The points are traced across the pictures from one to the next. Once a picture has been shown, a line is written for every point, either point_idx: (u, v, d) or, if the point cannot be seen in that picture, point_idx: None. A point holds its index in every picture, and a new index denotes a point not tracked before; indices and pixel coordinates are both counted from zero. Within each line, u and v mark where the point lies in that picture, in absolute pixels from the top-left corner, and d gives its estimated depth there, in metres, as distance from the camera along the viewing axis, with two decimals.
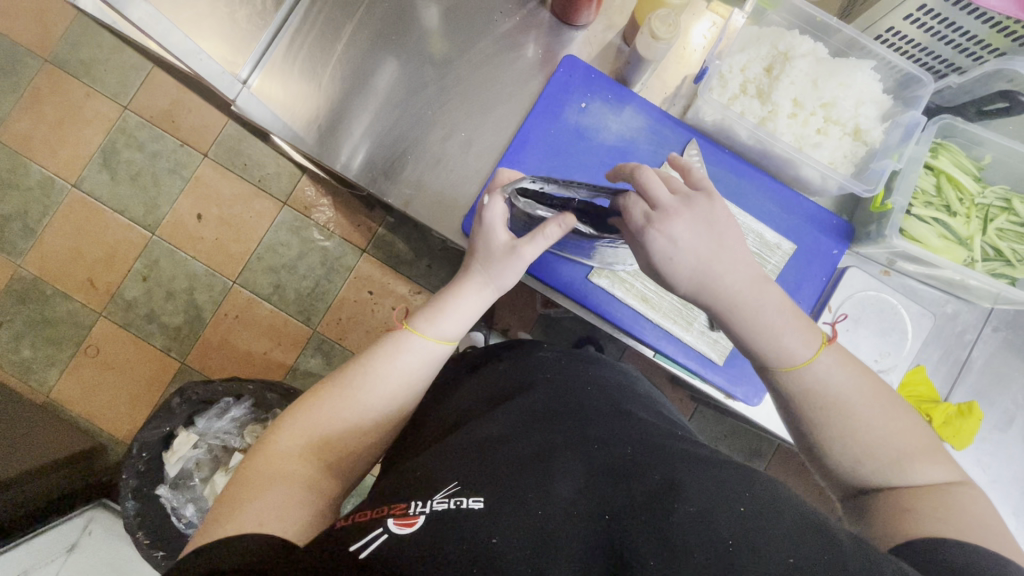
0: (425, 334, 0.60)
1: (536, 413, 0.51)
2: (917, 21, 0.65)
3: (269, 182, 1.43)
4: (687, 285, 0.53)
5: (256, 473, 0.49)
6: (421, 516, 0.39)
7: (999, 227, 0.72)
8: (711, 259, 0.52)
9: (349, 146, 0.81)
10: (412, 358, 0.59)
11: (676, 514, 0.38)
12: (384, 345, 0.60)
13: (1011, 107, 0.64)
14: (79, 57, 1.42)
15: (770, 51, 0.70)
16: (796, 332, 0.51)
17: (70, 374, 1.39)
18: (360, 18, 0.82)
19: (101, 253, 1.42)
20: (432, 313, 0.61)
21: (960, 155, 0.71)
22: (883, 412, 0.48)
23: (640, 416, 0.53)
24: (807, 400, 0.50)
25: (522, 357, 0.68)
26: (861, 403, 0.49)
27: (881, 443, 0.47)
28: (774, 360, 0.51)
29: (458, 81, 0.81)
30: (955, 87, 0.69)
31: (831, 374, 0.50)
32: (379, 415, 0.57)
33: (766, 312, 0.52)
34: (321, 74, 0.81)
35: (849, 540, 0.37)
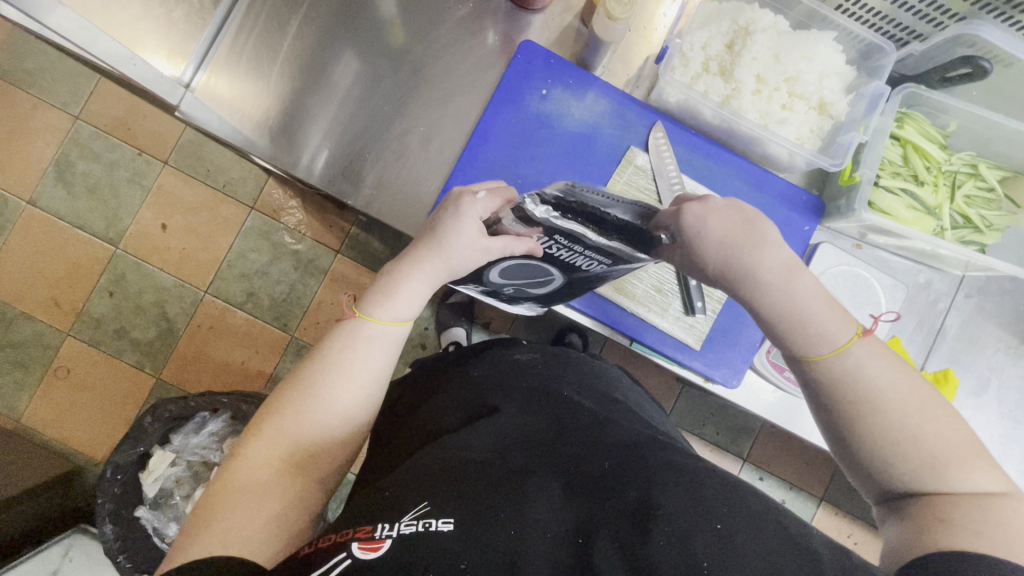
0: (382, 319, 0.55)
1: (513, 426, 0.49)
2: None
3: (234, 186, 1.39)
4: (716, 261, 0.50)
5: (221, 489, 0.47)
6: (388, 540, 0.38)
7: (967, 194, 0.72)
8: (738, 236, 0.50)
9: (303, 147, 0.78)
10: (371, 349, 0.54)
11: (652, 534, 0.37)
12: (338, 336, 0.54)
13: (974, 73, 0.63)
14: (22, 66, 1.35)
15: (731, 27, 0.68)
16: (829, 318, 0.47)
17: (41, 398, 1.34)
18: (306, 11, 0.78)
19: (63, 270, 1.36)
20: (382, 295, 0.56)
21: (924, 124, 0.70)
22: (928, 412, 0.44)
23: (618, 424, 0.52)
24: (831, 391, 0.47)
25: (498, 361, 0.67)
26: (896, 399, 0.44)
27: (917, 443, 0.43)
28: (802, 348, 0.48)
29: (414, 73, 0.78)
30: (917, 55, 0.68)
31: (864, 367, 0.45)
32: (349, 421, 0.53)
33: (799, 296, 0.48)
34: (270, 73, 0.77)
35: (826, 549, 0.38)
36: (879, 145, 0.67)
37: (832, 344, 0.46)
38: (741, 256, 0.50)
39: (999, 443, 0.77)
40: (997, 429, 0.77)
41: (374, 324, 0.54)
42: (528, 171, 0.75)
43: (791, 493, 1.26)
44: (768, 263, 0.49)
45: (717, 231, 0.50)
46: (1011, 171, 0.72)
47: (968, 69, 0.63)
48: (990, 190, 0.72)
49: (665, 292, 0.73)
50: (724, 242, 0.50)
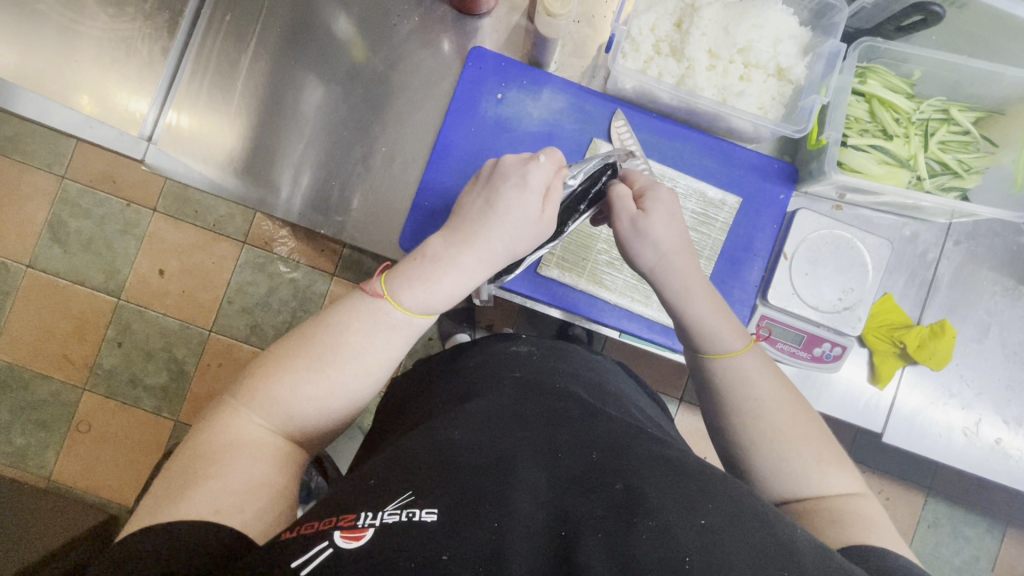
0: (411, 310, 0.54)
1: (504, 415, 0.49)
2: None
3: (224, 224, 1.40)
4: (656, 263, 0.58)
5: (210, 442, 0.47)
6: (370, 529, 0.37)
7: (941, 140, 0.70)
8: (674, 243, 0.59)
9: (271, 182, 0.79)
10: (385, 331, 0.54)
11: (637, 530, 0.37)
12: (360, 311, 0.54)
13: (928, 19, 0.61)
14: (3, 134, 1.37)
15: (677, 5, 0.68)
16: (730, 326, 0.56)
17: (67, 453, 1.38)
18: (255, 47, 0.78)
19: (71, 328, 1.39)
20: (420, 286, 0.54)
21: (888, 76, 0.69)
22: (803, 418, 0.51)
23: (610, 414, 0.52)
24: (733, 388, 0.53)
25: (492, 353, 0.67)
26: (786, 404, 0.51)
27: (799, 438, 0.49)
28: (714, 348, 0.55)
29: (369, 94, 0.78)
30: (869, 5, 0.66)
31: (756, 372, 0.53)
32: (351, 396, 0.53)
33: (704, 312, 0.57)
34: (228, 112, 0.78)
35: (808, 549, 0.38)
36: (841, 103, 0.66)
37: (732, 343, 0.55)
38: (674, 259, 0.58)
39: (1009, 387, 0.76)
40: (1003, 373, 0.76)
41: (398, 307, 0.54)
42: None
43: None
44: (688, 270, 0.58)
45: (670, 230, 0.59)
46: (986, 110, 0.70)
47: (921, 16, 0.61)
48: (965, 133, 0.70)
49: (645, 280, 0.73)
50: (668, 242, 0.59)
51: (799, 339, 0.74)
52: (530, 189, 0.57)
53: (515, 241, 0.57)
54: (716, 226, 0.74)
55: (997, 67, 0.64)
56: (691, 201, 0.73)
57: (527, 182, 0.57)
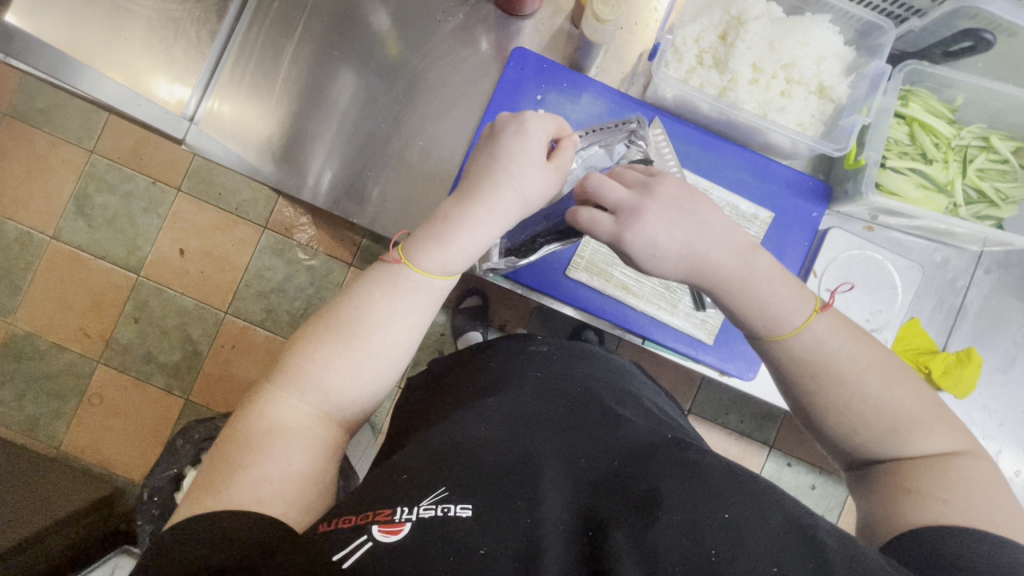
0: (433, 273, 0.54)
1: (530, 414, 0.50)
2: None
3: (246, 208, 1.42)
4: (677, 269, 0.52)
5: (250, 426, 0.47)
6: (407, 523, 0.38)
7: (979, 167, 0.70)
8: (690, 241, 0.51)
9: (308, 170, 0.80)
10: (412, 296, 0.54)
11: (659, 523, 0.37)
12: (379, 279, 0.54)
13: (977, 46, 0.61)
14: (36, 107, 1.39)
15: (722, 18, 0.68)
16: (787, 299, 0.51)
17: (78, 425, 1.39)
18: (301, 35, 0.79)
19: (90, 301, 1.41)
20: (433, 244, 0.54)
21: (930, 100, 0.69)
22: (882, 378, 0.48)
23: (634, 418, 0.52)
24: (791, 367, 0.50)
25: (513, 352, 0.67)
26: (867, 373, 0.48)
27: (878, 410, 0.47)
28: (764, 327, 0.51)
29: (409, 88, 0.79)
30: (913, 26, 0.65)
31: (824, 344, 0.49)
32: (381, 371, 0.53)
33: (754, 282, 0.51)
34: (270, 96, 0.79)
35: (833, 540, 0.37)
36: (884, 125, 0.66)
37: (788, 321, 0.50)
38: (702, 250, 0.51)
39: None
40: None
41: (421, 272, 0.54)
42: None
43: (820, 478, 1.24)
44: (721, 257, 0.51)
45: (671, 247, 0.51)
46: None
47: (970, 42, 0.61)
48: (1005, 162, 0.70)
49: (673, 288, 0.72)
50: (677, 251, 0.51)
51: None
52: (529, 131, 0.56)
53: (525, 186, 0.56)
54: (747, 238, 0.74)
55: None
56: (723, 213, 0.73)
57: (526, 129, 0.57)
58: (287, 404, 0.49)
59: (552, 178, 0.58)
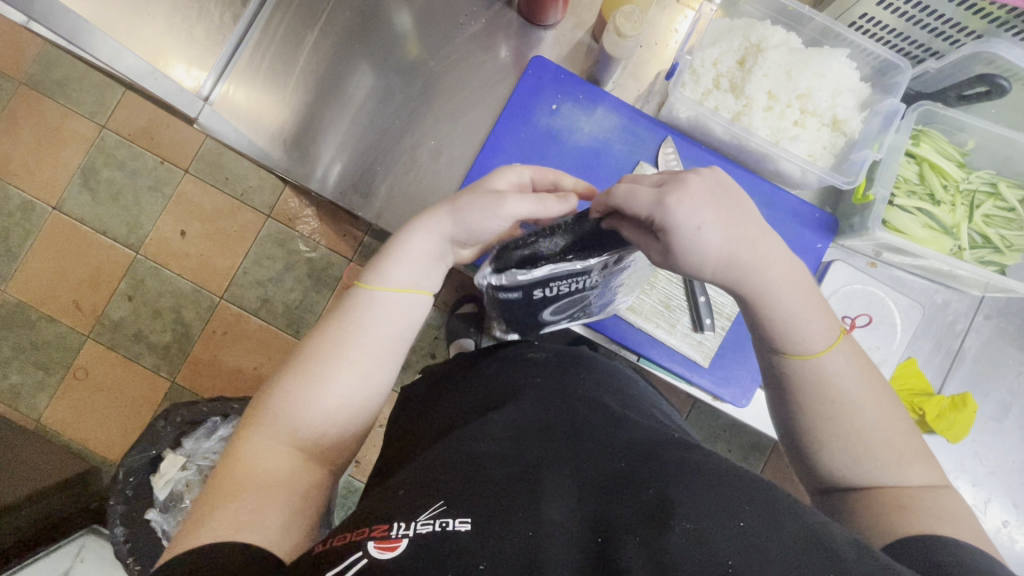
0: (379, 285, 0.56)
1: (529, 425, 0.49)
2: (892, 7, 0.62)
3: (252, 195, 1.42)
4: (716, 266, 0.47)
5: (228, 471, 0.47)
6: (405, 539, 0.37)
7: (985, 213, 0.70)
8: (736, 235, 0.46)
9: (317, 160, 0.79)
10: (372, 314, 0.55)
11: (674, 532, 0.36)
12: (341, 309, 0.56)
13: (991, 92, 0.61)
14: (53, 77, 1.40)
15: (742, 43, 0.68)
16: (819, 322, 0.48)
17: (60, 399, 1.37)
18: (323, 26, 0.80)
19: (86, 274, 1.40)
20: (378, 262, 0.58)
21: (941, 142, 0.69)
22: (886, 411, 0.48)
23: (635, 425, 0.51)
24: (808, 391, 0.48)
25: (513, 359, 0.67)
26: (873, 405, 0.48)
27: (882, 442, 0.47)
28: (791, 347, 0.48)
29: (426, 87, 0.79)
30: (930, 68, 0.66)
31: (841, 371, 0.48)
32: (353, 391, 0.53)
33: (790, 299, 0.48)
34: (286, 84, 0.79)
35: (852, 553, 0.35)
36: (894, 163, 0.67)
37: (813, 344, 0.48)
38: (744, 251, 0.46)
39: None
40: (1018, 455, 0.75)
41: (377, 293, 0.56)
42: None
43: None
44: (766, 258, 0.47)
45: (718, 235, 0.46)
46: None
47: (985, 87, 0.62)
48: (1011, 209, 0.70)
49: (673, 308, 0.72)
50: (722, 245, 0.46)
51: None
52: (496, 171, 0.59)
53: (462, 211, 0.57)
54: None
55: None
56: None
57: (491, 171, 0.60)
58: (260, 441, 0.49)
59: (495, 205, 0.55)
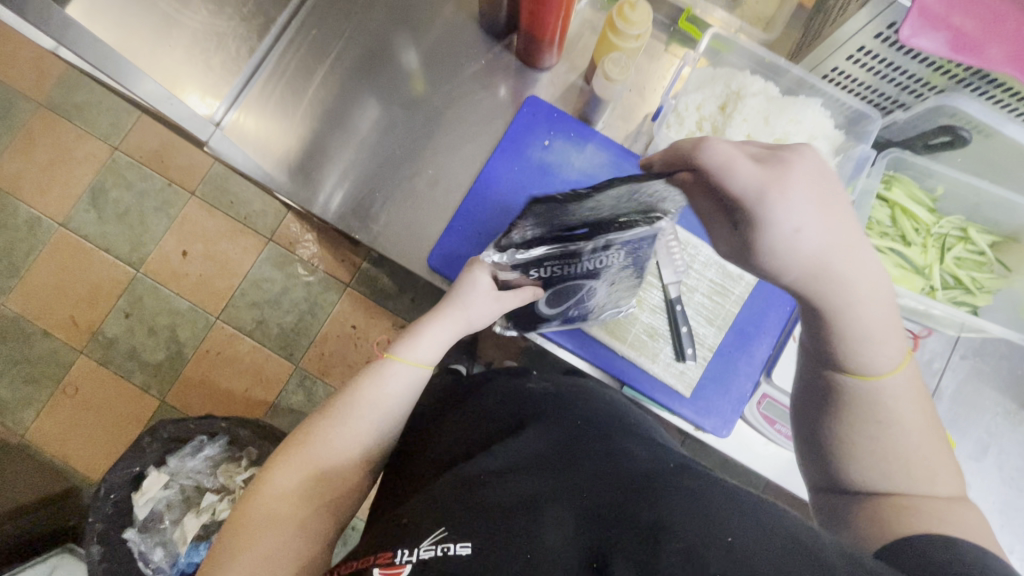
0: (405, 360, 0.63)
1: (533, 453, 0.51)
2: (859, 62, 0.66)
3: (255, 219, 1.45)
4: (803, 272, 0.47)
5: (248, 515, 0.54)
6: (407, 565, 0.42)
7: (957, 256, 0.74)
8: (834, 242, 0.46)
9: (319, 184, 0.83)
10: (394, 382, 0.62)
11: (665, 554, 0.37)
12: (368, 373, 0.63)
13: (954, 142, 0.65)
14: (72, 100, 1.46)
15: (723, 90, 0.73)
16: (887, 345, 0.48)
17: (48, 414, 1.37)
18: (333, 61, 0.85)
19: (85, 291, 1.42)
20: (408, 338, 0.65)
21: (912, 187, 0.73)
22: (926, 433, 0.49)
23: (637, 449, 0.52)
24: (864, 411, 0.49)
25: (514, 389, 0.68)
26: (921, 429, 0.49)
27: (926, 465, 0.48)
28: (854, 366, 0.49)
29: (426, 120, 0.84)
30: (897, 117, 0.70)
31: (898, 393, 0.49)
32: (364, 448, 0.60)
33: (869, 316, 0.47)
34: (294, 112, 0.83)
35: (840, 561, 0.37)
36: (865, 206, 0.71)
37: (880, 366, 0.48)
38: (834, 263, 0.46)
39: (1005, 512, 0.75)
40: (999, 497, 0.75)
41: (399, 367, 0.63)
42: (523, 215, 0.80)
43: None
44: (856, 271, 0.47)
45: (818, 237, 0.46)
46: (1000, 236, 0.74)
47: (947, 138, 0.66)
48: (981, 253, 0.74)
49: (656, 337, 0.74)
50: (820, 249, 0.46)
51: None
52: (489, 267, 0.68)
53: (472, 315, 0.66)
54: (731, 298, 0.76)
55: (1018, 198, 0.68)
56: (709, 270, 0.75)
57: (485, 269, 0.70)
58: (279, 491, 0.55)
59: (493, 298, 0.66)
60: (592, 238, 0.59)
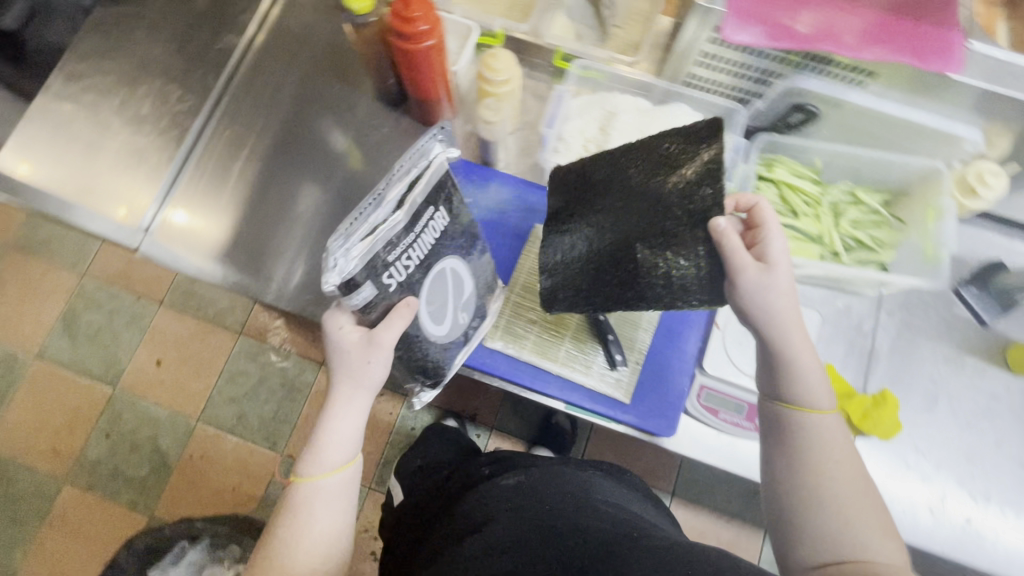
0: (315, 476, 0.60)
1: (500, 546, 0.53)
2: (707, 65, 0.73)
3: (223, 316, 1.49)
4: (766, 324, 0.55)
5: None
6: None
7: (852, 219, 0.77)
8: (789, 294, 0.55)
9: (250, 267, 0.87)
10: (317, 504, 0.60)
11: None
12: (286, 509, 0.60)
13: (808, 118, 0.72)
14: (38, 237, 1.53)
15: (600, 113, 0.79)
16: (818, 373, 0.55)
17: (37, 550, 1.34)
18: (247, 153, 0.90)
19: (65, 417, 1.43)
20: (309, 455, 0.61)
21: (792, 164, 0.77)
22: (861, 483, 0.51)
23: (600, 524, 0.54)
24: (803, 453, 0.53)
25: (485, 488, 0.66)
26: (849, 481, 0.51)
27: (850, 519, 0.49)
28: (802, 401, 0.55)
29: (343, 190, 0.90)
30: (756, 103, 0.75)
31: (827, 439, 0.53)
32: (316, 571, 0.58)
33: (804, 359, 0.55)
34: (219, 206, 0.88)
35: None
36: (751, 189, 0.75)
37: (821, 402, 0.54)
38: (786, 312, 0.55)
39: (968, 459, 0.75)
40: (957, 443, 0.76)
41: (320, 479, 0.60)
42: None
43: None
44: (791, 309, 0.55)
45: (784, 299, 0.55)
46: (888, 194, 0.78)
47: (802, 114, 0.72)
48: (874, 213, 0.78)
49: (585, 350, 0.75)
50: (776, 310, 0.54)
51: (740, 409, 0.74)
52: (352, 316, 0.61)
53: (367, 379, 0.61)
54: None
55: (887, 156, 0.74)
56: None
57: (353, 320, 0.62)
58: None
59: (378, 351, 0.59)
60: (402, 206, 0.54)
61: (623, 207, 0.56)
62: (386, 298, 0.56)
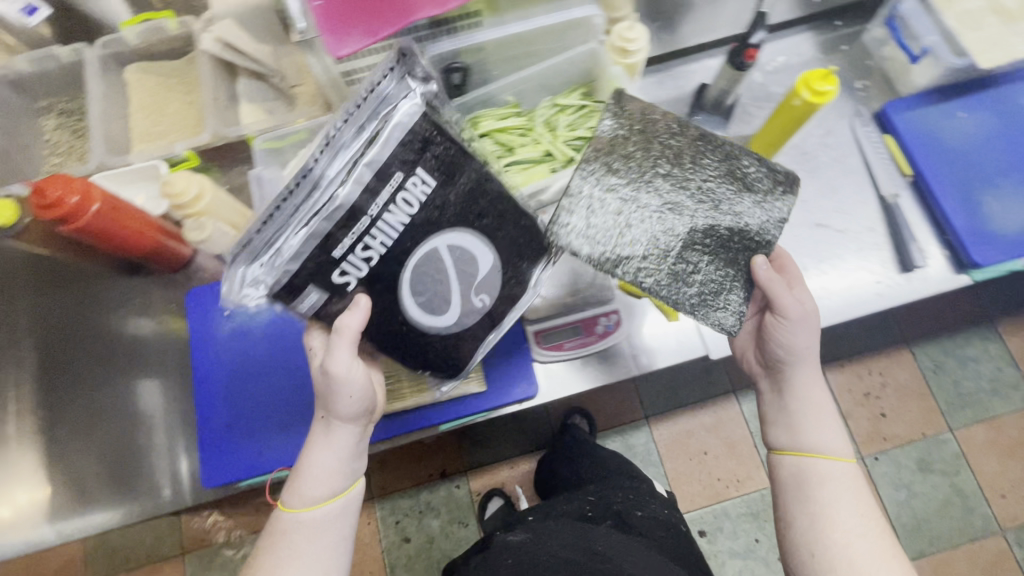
0: (297, 508, 0.61)
1: None
2: (359, 77, 0.75)
3: (156, 549, 1.16)
4: (795, 318, 0.64)
5: None
6: None
7: (566, 125, 0.82)
8: (808, 356, 0.66)
9: (89, 508, 0.81)
10: (302, 536, 0.60)
11: None
12: (269, 540, 0.60)
13: (464, 73, 0.76)
14: None
15: (306, 169, 0.79)
16: (834, 436, 0.64)
17: None
18: (11, 408, 0.81)
19: None
20: (295, 482, 0.61)
21: (491, 113, 0.81)
22: (871, 530, 0.59)
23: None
24: (808, 483, 0.63)
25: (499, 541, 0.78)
26: (865, 543, 0.58)
27: (855, 564, 0.57)
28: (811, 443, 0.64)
29: (140, 379, 0.87)
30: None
31: (826, 480, 0.62)
32: None
33: (814, 394, 0.66)
34: (12, 476, 0.79)
35: None
36: None
37: (842, 451, 0.64)
38: (810, 353, 0.66)
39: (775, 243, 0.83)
40: None
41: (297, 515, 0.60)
42: (254, 407, 0.76)
43: None
44: (809, 346, 0.66)
45: (800, 340, 0.65)
46: (586, 85, 0.83)
47: (460, 73, 0.75)
48: (582, 108, 0.83)
49: None
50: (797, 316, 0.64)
51: (577, 329, 0.78)
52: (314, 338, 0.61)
53: (340, 408, 0.61)
54: None
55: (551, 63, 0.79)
56: None
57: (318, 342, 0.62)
58: None
59: (332, 378, 0.58)
60: (351, 173, 0.49)
61: (652, 278, 0.58)
62: (340, 299, 0.54)
